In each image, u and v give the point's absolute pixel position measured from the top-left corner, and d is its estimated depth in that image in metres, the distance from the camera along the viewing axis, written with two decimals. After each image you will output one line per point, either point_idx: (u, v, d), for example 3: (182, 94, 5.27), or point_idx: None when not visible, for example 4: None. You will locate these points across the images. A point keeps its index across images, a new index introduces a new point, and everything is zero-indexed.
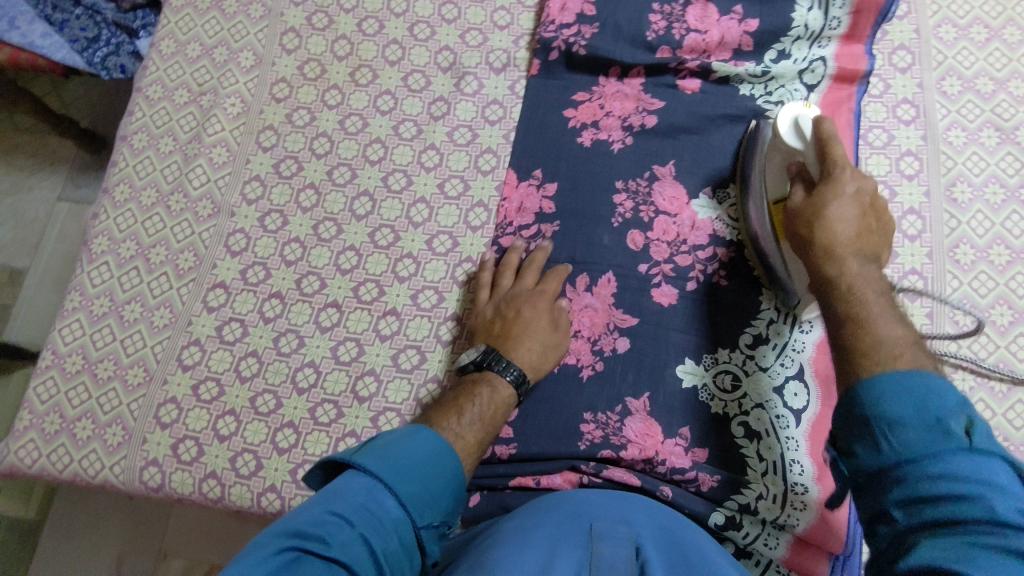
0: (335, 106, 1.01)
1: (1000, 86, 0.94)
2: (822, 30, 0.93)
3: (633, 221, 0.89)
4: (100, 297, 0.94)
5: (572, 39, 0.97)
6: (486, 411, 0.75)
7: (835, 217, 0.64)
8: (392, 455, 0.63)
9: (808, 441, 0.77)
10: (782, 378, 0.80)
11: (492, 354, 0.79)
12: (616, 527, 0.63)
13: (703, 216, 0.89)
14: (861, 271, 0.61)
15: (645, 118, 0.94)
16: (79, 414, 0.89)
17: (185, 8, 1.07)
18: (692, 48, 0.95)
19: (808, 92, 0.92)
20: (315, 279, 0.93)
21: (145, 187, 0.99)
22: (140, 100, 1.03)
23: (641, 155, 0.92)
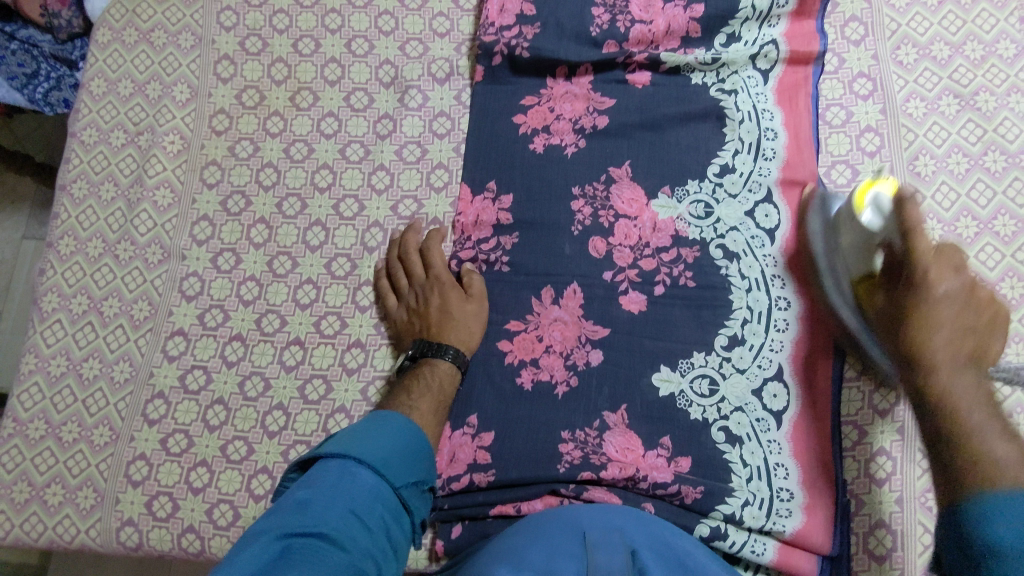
0: (278, 133, 0.97)
1: (956, 50, 0.92)
2: (770, 9, 0.91)
3: (594, 228, 0.87)
4: (57, 358, 0.92)
5: (514, 42, 0.93)
6: (434, 384, 0.81)
7: (944, 309, 0.64)
8: (355, 438, 0.69)
9: (791, 443, 0.78)
10: (760, 380, 0.80)
11: (425, 345, 0.83)
12: (610, 535, 0.61)
13: (664, 217, 0.86)
14: (949, 342, 0.62)
15: (596, 118, 0.91)
16: (48, 480, 0.87)
17: (111, 44, 1.03)
18: (639, 40, 0.92)
19: (763, 78, 0.91)
20: (275, 317, 0.90)
21: (90, 238, 0.95)
22: (75, 145, 0.99)
23: (595, 158, 0.89)
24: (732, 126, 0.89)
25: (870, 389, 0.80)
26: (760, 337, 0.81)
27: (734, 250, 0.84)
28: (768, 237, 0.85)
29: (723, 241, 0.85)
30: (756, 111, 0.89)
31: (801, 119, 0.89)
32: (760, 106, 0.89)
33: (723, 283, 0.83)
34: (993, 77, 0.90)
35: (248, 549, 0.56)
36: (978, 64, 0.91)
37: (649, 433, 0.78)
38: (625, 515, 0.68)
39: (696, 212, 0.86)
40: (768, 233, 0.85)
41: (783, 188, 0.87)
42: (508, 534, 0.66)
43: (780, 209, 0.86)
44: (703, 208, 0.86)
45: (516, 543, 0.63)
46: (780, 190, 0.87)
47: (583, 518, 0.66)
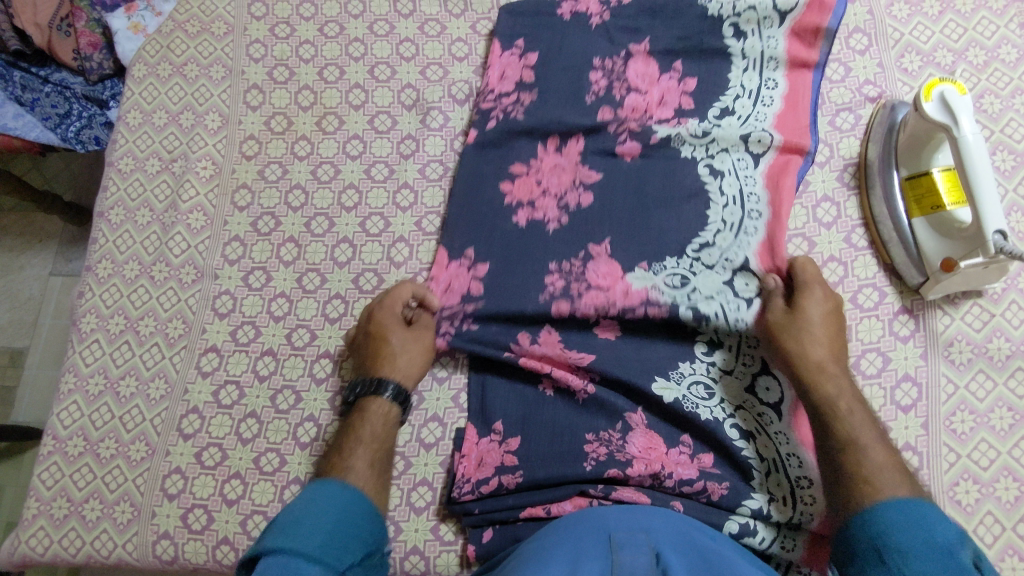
0: (306, 156, 1.01)
1: (959, 56, 0.94)
2: (759, 89, 0.92)
3: (561, 293, 0.84)
4: (95, 376, 0.94)
5: (510, 107, 0.96)
6: (365, 431, 0.77)
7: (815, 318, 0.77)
8: (292, 524, 0.62)
9: (796, 429, 0.78)
10: (750, 377, 0.81)
11: (357, 384, 0.81)
12: (636, 535, 0.62)
13: (637, 286, 0.84)
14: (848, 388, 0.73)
15: (581, 195, 0.90)
16: (86, 495, 0.89)
17: (147, 78, 1.08)
18: (634, 108, 0.92)
19: (753, 161, 0.89)
20: (305, 331, 0.93)
21: (127, 261, 0.99)
22: (113, 174, 1.03)
23: (577, 232, 0.88)
24: (716, 207, 0.87)
25: (891, 383, 0.81)
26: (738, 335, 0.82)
27: (706, 315, 0.81)
28: (744, 301, 0.82)
29: (696, 303, 0.82)
30: (742, 196, 0.87)
31: (788, 184, 0.87)
32: (747, 190, 0.87)
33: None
34: (997, 80, 0.93)
35: None
36: (981, 68, 0.93)
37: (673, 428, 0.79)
38: (653, 516, 0.68)
39: (672, 282, 0.84)
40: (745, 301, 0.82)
41: (763, 258, 0.84)
42: (538, 534, 0.68)
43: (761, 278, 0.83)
44: (679, 278, 0.84)
45: (545, 545, 0.65)
46: (760, 260, 0.84)
47: (611, 519, 0.67)
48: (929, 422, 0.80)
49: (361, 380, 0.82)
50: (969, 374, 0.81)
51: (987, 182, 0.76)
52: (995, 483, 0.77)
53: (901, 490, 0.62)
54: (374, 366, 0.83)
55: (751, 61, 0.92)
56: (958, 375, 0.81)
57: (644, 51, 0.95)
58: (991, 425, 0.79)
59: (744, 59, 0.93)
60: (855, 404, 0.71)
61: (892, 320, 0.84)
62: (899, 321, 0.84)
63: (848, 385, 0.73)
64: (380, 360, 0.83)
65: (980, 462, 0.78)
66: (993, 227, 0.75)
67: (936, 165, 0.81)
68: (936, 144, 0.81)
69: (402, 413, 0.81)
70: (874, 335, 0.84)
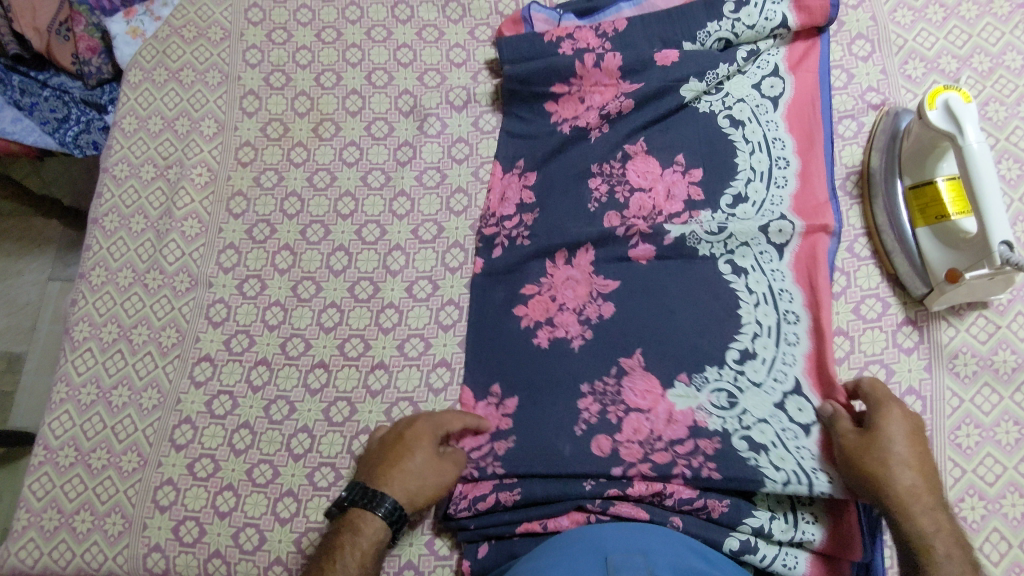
0: (302, 163, 1.00)
1: (964, 63, 0.93)
2: (771, 171, 0.88)
3: (598, 424, 0.79)
4: (87, 385, 0.93)
5: (514, 232, 0.91)
6: (352, 560, 0.70)
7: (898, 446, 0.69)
8: None
9: (819, 447, 0.76)
10: (780, 394, 0.79)
11: (360, 492, 0.74)
12: (633, 558, 0.61)
13: (681, 407, 0.78)
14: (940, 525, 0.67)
15: (601, 306, 0.84)
16: (77, 507, 0.88)
17: (142, 83, 1.07)
18: (640, 208, 0.88)
19: (778, 251, 0.84)
20: (300, 341, 0.92)
21: (120, 268, 0.98)
22: (107, 180, 1.02)
23: (603, 349, 0.82)
24: (747, 307, 0.82)
25: (895, 397, 0.80)
26: (772, 350, 0.80)
27: (762, 441, 0.76)
28: (801, 428, 0.77)
29: (750, 432, 0.76)
30: (773, 292, 0.83)
31: (820, 278, 0.82)
32: (776, 286, 0.83)
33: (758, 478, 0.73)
34: (1002, 88, 0.91)
35: None
36: (986, 75, 0.92)
37: (671, 443, 0.77)
38: (651, 537, 0.68)
39: (718, 401, 0.79)
40: (803, 426, 0.77)
41: (812, 379, 0.80)
42: (535, 556, 0.67)
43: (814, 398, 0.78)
44: (726, 397, 0.79)
45: (541, 566, 0.64)
46: (808, 379, 0.80)
47: (608, 540, 0.66)
48: (934, 436, 0.78)
49: (360, 484, 0.75)
50: (974, 388, 0.80)
51: (993, 192, 0.75)
52: (1002, 500, 0.75)
53: None
54: (383, 473, 0.75)
55: (755, 144, 0.89)
56: (963, 389, 0.80)
57: (642, 151, 0.90)
58: (997, 440, 0.78)
59: (747, 143, 0.89)
60: (953, 547, 0.65)
61: (895, 332, 0.83)
62: (903, 333, 0.82)
63: (941, 519, 0.67)
64: (391, 467, 0.75)
65: (986, 478, 0.76)
66: (999, 237, 0.74)
67: (941, 174, 0.80)
68: (940, 153, 0.80)
69: (392, 536, 0.73)
70: (877, 346, 0.82)
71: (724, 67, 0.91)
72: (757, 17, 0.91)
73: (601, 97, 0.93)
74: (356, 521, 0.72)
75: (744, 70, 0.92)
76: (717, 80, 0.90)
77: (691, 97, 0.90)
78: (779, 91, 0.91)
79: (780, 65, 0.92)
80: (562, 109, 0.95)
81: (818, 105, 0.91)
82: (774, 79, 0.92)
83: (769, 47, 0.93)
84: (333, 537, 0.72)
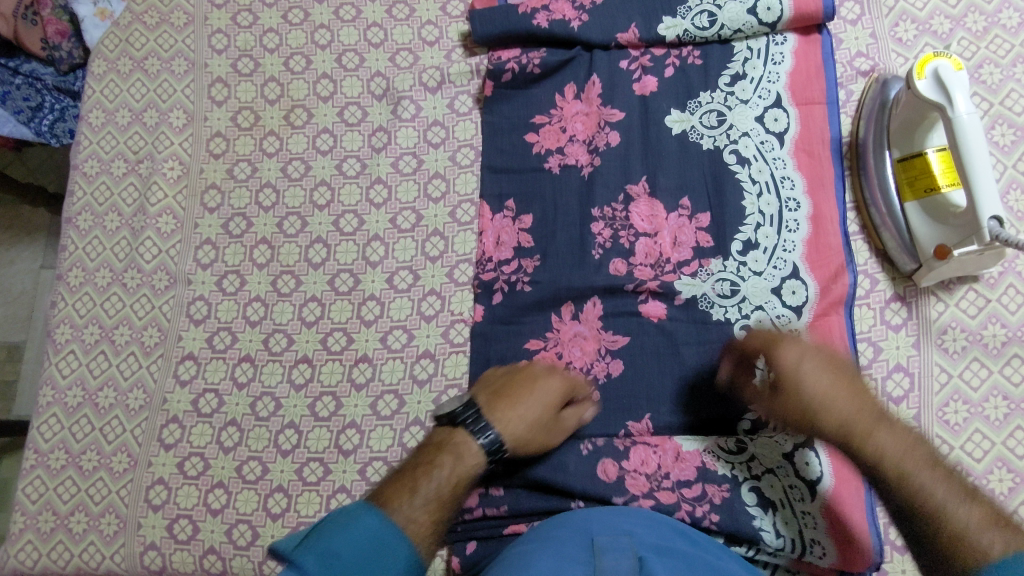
0: (275, 152, 0.98)
1: (958, 22, 0.89)
2: (781, 214, 0.83)
3: (606, 447, 0.78)
4: (73, 388, 0.93)
5: (514, 277, 0.87)
6: (452, 479, 0.66)
7: (795, 358, 0.70)
8: (334, 552, 0.54)
9: (827, 518, 0.74)
10: (791, 446, 0.76)
11: (472, 410, 0.71)
12: (618, 539, 0.61)
13: (689, 447, 0.78)
14: (892, 442, 0.64)
15: (610, 364, 0.82)
16: (71, 508, 0.89)
17: (107, 74, 1.04)
18: (646, 254, 0.84)
19: (795, 311, 0.80)
20: (282, 336, 0.91)
21: (98, 268, 0.97)
22: (78, 178, 1.00)
23: (611, 411, 0.80)
24: (762, 374, 0.79)
25: (883, 374, 0.79)
26: None
27: (772, 498, 0.75)
28: (809, 488, 0.75)
29: (759, 483, 0.76)
30: None
31: (835, 340, 0.79)
32: None
33: (757, 535, 0.74)
34: (997, 48, 0.87)
35: None
36: (981, 35, 0.88)
37: (678, 483, 0.76)
38: (636, 519, 0.68)
39: (727, 445, 0.78)
40: (810, 484, 0.75)
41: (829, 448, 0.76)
42: (521, 540, 0.67)
43: (824, 457, 0.76)
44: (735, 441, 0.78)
45: (527, 549, 0.63)
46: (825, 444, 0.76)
47: (593, 524, 0.66)
48: (921, 413, 0.78)
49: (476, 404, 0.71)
50: (962, 363, 0.79)
51: (982, 164, 0.72)
52: (990, 475, 0.75)
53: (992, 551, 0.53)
54: (501, 400, 0.73)
55: (764, 183, 0.84)
56: (952, 364, 0.79)
57: (645, 192, 0.86)
58: (986, 415, 0.77)
59: (754, 183, 0.84)
60: (916, 453, 0.63)
61: (884, 309, 0.81)
62: (892, 310, 0.81)
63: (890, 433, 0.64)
64: (509, 401, 0.73)
65: (973, 454, 0.76)
66: (988, 213, 0.72)
67: (930, 146, 0.78)
68: (929, 124, 0.78)
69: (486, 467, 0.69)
70: (865, 324, 0.81)
71: (708, 93, 0.88)
72: None
73: (583, 128, 0.90)
74: (463, 437, 0.69)
75: (746, 101, 0.87)
76: (704, 108, 0.88)
77: (678, 128, 0.88)
78: (784, 125, 0.86)
79: (783, 94, 0.87)
80: (544, 140, 0.91)
81: (828, 138, 0.85)
82: (777, 111, 0.87)
83: (772, 74, 0.87)
84: (430, 451, 0.68)
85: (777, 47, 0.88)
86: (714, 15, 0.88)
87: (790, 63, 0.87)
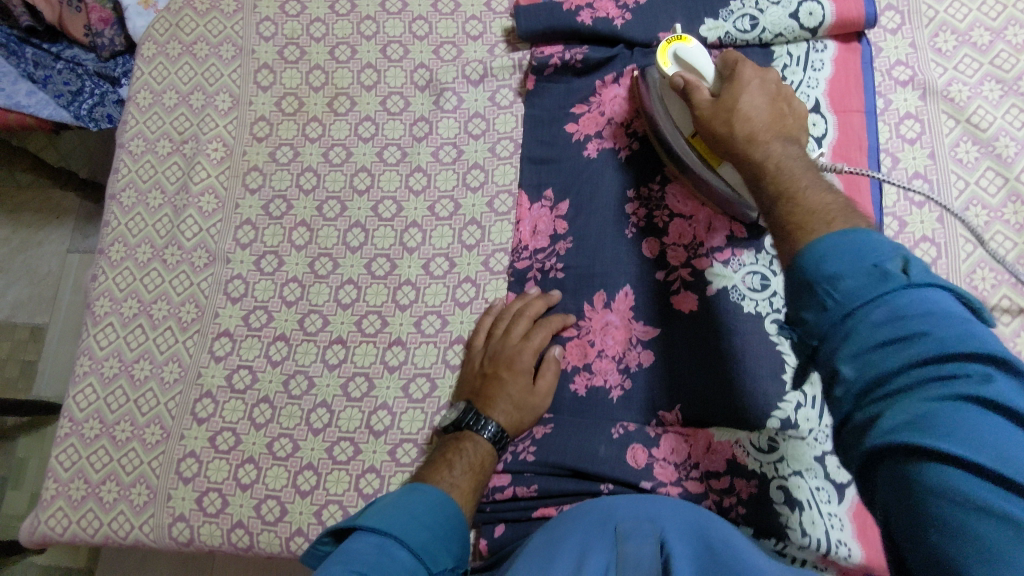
0: (317, 138, 1.00)
1: (997, 35, 0.90)
2: None
3: (636, 433, 0.79)
4: (110, 359, 0.95)
5: (548, 265, 0.89)
6: (473, 462, 0.78)
7: (746, 104, 0.69)
8: (395, 512, 0.66)
9: (853, 519, 0.74)
10: (821, 450, 0.76)
11: (469, 412, 0.80)
12: (642, 526, 0.61)
13: (720, 438, 0.77)
14: (783, 152, 0.65)
15: (641, 353, 0.83)
16: (103, 477, 0.90)
17: (156, 57, 1.06)
18: (679, 235, 0.85)
19: None
20: (317, 317, 0.92)
21: (139, 243, 0.99)
22: (124, 156, 1.03)
23: (642, 401, 0.81)
24: (792, 373, 0.78)
25: None
26: (813, 421, 0.77)
27: (799, 498, 0.74)
28: (836, 490, 0.75)
29: (787, 481, 0.75)
30: None
31: None
32: None
33: (783, 531, 0.73)
34: None
35: None
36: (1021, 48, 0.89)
37: (707, 474, 0.77)
38: (661, 503, 0.67)
39: (759, 442, 0.76)
40: (837, 486, 0.75)
41: None
42: (545, 529, 0.67)
43: None
44: (766, 439, 0.76)
45: (552, 539, 0.64)
46: None
47: (619, 511, 0.66)
48: None
49: (474, 408, 0.80)
50: None
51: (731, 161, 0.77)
52: None
53: (838, 222, 0.52)
54: (487, 396, 0.81)
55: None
56: None
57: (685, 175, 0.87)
58: None
59: None
60: (785, 163, 0.63)
61: None
62: None
63: (784, 150, 0.65)
64: (493, 391, 0.81)
65: None
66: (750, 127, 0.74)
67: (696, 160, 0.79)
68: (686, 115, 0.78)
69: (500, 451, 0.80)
70: None
71: None
72: None
73: (623, 110, 0.91)
74: (473, 436, 0.79)
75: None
76: None
77: None
78: (822, 130, 0.87)
79: (822, 100, 0.88)
80: (583, 127, 0.92)
81: (866, 146, 0.86)
82: (816, 116, 0.88)
83: (812, 80, 0.89)
84: (452, 441, 0.79)
85: (818, 54, 0.89)
86: (756, 18, 0.90)
87: (830, 70, 0.89)
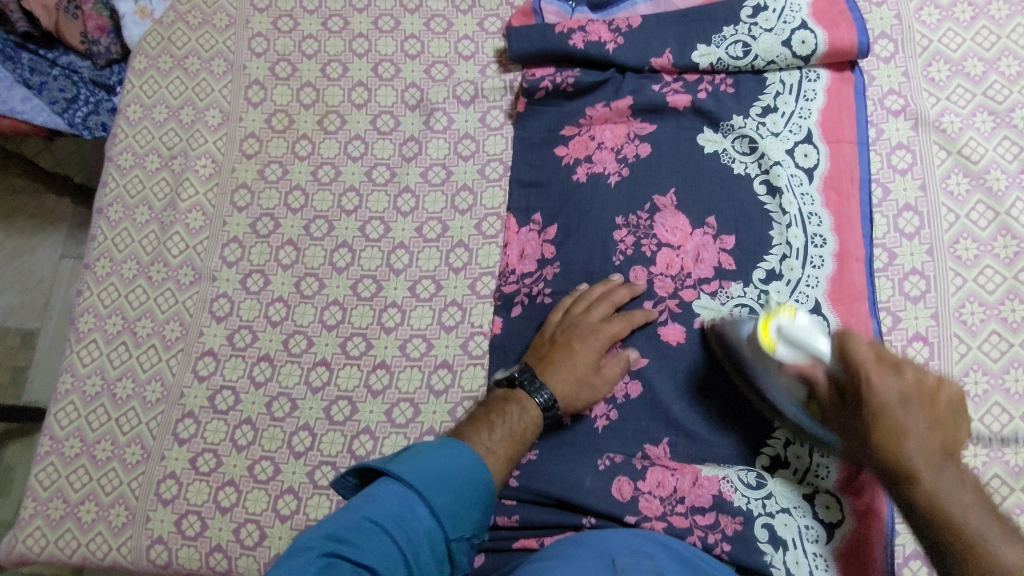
0: (306, 156, 0.99)
1: (990, 66, 0.89)
2: (806, 247, 0.83)
3: (623, 465, 0.78)
4: (92, 377, 0.94)
5: (535, 290, 0.88)
6: (515, 431, 0.74)
7: (903, 418, 0.58)
8: (425, 467, 0.63)
9: (840, 560, 0.73)
10: (812, 491, 0.76)
11: (528, 372, 0.78)
12: (641, 562, 0.63)
13: (708, 474, 0.77)
14: (952, 494, 0.55)
15: (627, 384, 0.82)
16: (82, 497, 0.89)
17: (147, 71, 1.06)
18: (667, 264, 0.84)
19: None
20: (302, 338, 0.91)
21: (125, 260, 0.98)
22: (112, 170, 1.02)
23: (626, 431, 0.80)
24: None
25: None
26: (805, 459, 0.77)
27: (785, 537, 0.73)
28: (824, 530, 0.74)
29: (773, 520, 0.74)
30: None
31: None
32: None
33: (766, 570, 0.72)
34: None
35: (289, 564, 0.54)
36: (1014, 80, 0.88)
37: (693, 509, 0.75)
38: (648, 540, 0.68)
39: (747, 478, 0.76)
40: (826, 526, 0.74)
41: (850, 494, 0.75)
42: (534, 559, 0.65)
43: (844, 501, 0.75)
44: (754, 476, 0.76)
45: (543, 568, 0.62)
46: (844, 489, 0.76)
47: (609, 544, 0.66)
48: None
49: (532, 370, 0.79)
50: (983, 408, 0.78)
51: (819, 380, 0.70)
52: None
53: None
54: (548, 362, 0.79)
55: (792, 216, 0.84)
56: (972, 408, 0.78)
57: (672, 205, 0.87)
58: (1006, 461, 0.76)
59: (784, 214, 0.84)
60: (969, 504, 0.55)
61: (906, 347, 0.81)
62: (914, 349, 0.80)
63: (946, 485, 0.56)
64: (556, 362, 0.79)
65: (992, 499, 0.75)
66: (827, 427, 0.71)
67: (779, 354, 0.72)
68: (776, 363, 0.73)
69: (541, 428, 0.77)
70: None
71: (740, 119, 0.88)
72: (776, 20, 0.88)
73: (612, 136, 0.91)
74: (526, 399, 0.76)
75: (777, 133, 0.87)
76: (736, 133, 0.88)
77: (710, 148, 0.88)
78: (814, 161, 0.86)
79: (814, 130, 0.87)
80: (572, 151, 0.92)
81: (857, 178, 0.86)
82: (807, 146, 0.87)
83: (804, 110, 0.88)
84: (500, 401, 0.76)
85: (811, 83, 0.89)
86: (749, 45, 0.89)
87: (823, 100, 0.88)
